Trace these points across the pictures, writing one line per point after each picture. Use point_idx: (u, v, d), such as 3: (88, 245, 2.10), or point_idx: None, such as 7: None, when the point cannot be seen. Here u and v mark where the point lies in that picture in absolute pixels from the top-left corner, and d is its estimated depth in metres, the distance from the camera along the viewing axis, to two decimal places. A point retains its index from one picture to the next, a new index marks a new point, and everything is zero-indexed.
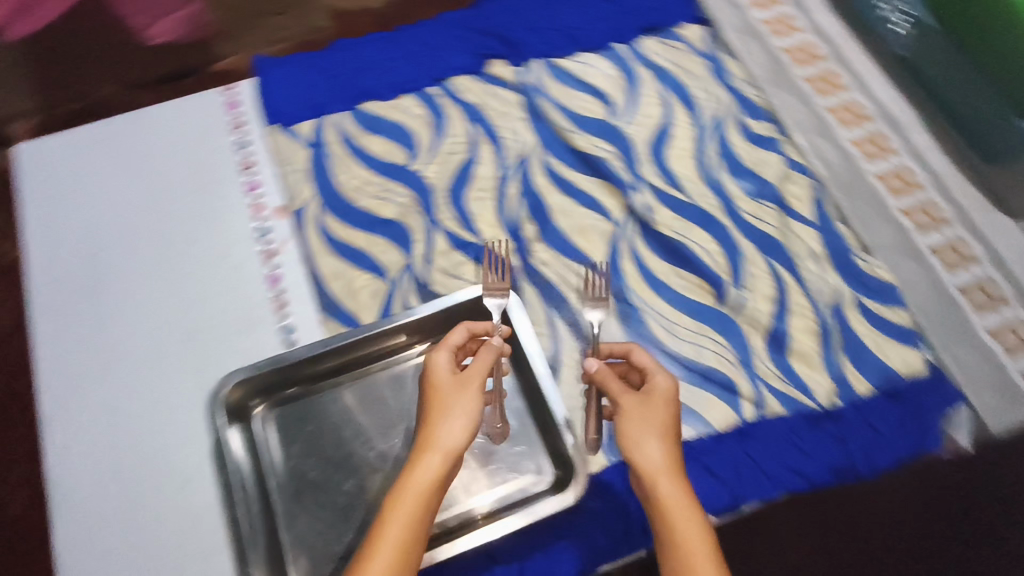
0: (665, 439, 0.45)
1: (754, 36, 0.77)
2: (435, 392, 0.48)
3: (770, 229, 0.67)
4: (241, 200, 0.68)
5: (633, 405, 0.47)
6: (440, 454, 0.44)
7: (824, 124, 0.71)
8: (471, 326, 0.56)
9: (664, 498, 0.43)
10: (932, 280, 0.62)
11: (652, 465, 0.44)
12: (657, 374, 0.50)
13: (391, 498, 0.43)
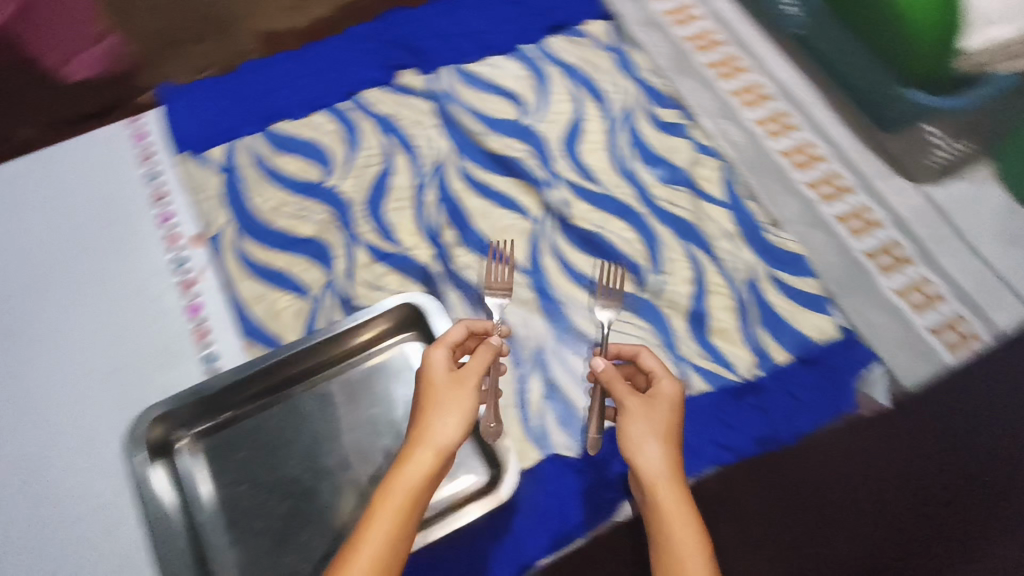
0: (666, 447, 0.49)
1: (655, 28, 0.79)
2: (430, 389, 0.50)
3: (682, 212, 0.68)
4: (154, 232, 0.67)
5: (640, 412, 0.50)
6: (431, 449, 0.47)
7: (726, 109, 0.73)
8: (469, 324, 0.57)
9: (661, 499, 0.47)
10: (840, 249, 0.66)
11: (651, 469, 0.48)
12: (663, 379, 0.53)
13: (385, 491, 0.45)
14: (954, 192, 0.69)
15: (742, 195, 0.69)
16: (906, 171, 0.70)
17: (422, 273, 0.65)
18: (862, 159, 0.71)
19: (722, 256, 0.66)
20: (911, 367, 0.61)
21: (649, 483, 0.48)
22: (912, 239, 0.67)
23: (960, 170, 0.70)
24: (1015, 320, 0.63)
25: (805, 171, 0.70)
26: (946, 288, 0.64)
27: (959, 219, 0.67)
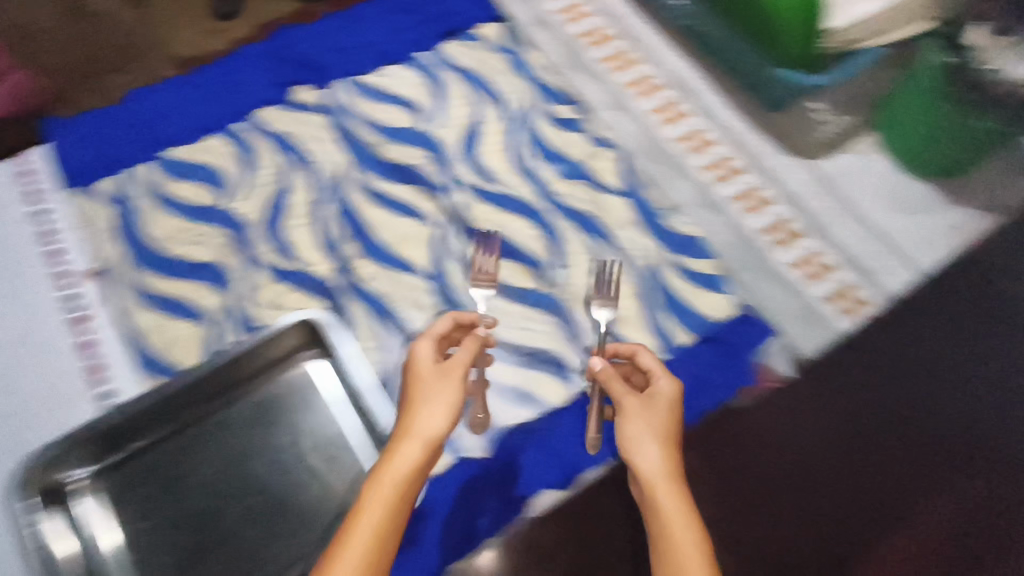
0: (666, 448, 0.49)
1: (547, 27, 0.80)
2: (418, 381, 0.50)
3: (580, 205, 0.69)
4: (43, 271, 0.65)
5: (636, 406, 0.50)
6: (419, 442, 0.46)
7: (617, 103, 0.75)
8: (458, 316, 0.57)
9: (659, 498, 0.45)
10: (733, 228, 0.68)
11: (649, 468, 0.47)
12: (661, 379, 0.53)
13: (371, 484, 0.44)
14: (841, 164, 0.72)
15: (639, 183, 0.70)
16: (796, 149, 0.73)
17: (323, 288, 0.65)
18: (751, 139, 0.73)
19: (621, 245, 0.67)
20: (807, 336, 0.64)
21: (651, 484, 0.46)
22: (802, 212, 0.69)
23: (843, 143, 0.73)
24: (903, 283, 0.65)
25: (697, 156, 0.71)
26: (836, 257, 0.67)
27: (845, 189, 0.70)
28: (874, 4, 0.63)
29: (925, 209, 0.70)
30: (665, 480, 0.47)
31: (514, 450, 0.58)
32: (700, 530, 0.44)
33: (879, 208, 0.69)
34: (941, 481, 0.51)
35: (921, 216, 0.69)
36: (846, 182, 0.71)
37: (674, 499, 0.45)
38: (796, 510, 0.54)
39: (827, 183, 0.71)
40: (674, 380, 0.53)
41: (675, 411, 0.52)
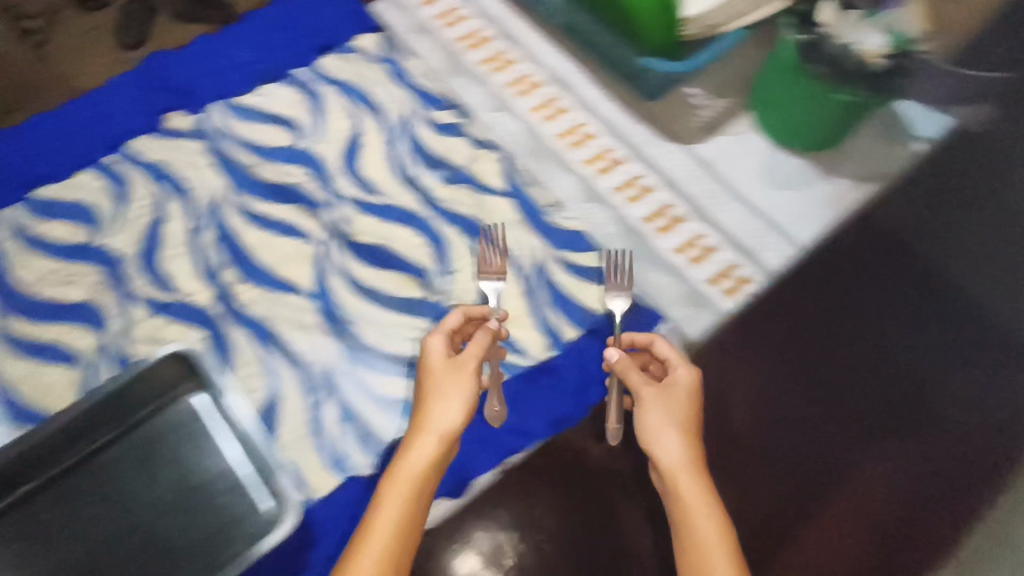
0: (684, 434, 0.52)
1: (425, 33, 0.80)
2: (432, 379, 0.53)
3: (463, 210, 0.68)
4: None
5: (653, 398, 0.54)
6: (433, 436, 0.51)
7: (500, 105, 0.75)
8: (468, 310, 0.59)
9: (682, 489, 0.50)
10: (618, 219, 0.68)
11: (670, 460, 0.51)
12: (679, 367, 0.56)
13: (392, 479, 0.49)
14: (717, 145, 0.73)
15: (522, 182, 0.70)
16: (677, 135, 0.74)
17: (202, 317, 0.63)
18: (632, 129, 0.74)
19: (508, 244, 0.66)
20: (692, 319, 0.65)
21: (666, 466, 0.51)
22: (684, 196, 0.70)
23: (721, 125, 0.74)
24: (782, 259, 0.67)
25: (579, 151, 0.72)
26: (718, 237, 0.68)
27: (723, 169, 0.71)
28: None
29: (802, 182, 0.71)
30: (682, 463, 0.51)
31: None
32: (712, 507, 0.49)
33: (757, 187, 0.71)
34: (889, 450, 0.62)
35: (798, 190, 0.71)
36: (724, 163, 0.72)
37: (690, 484, 0.50)
38: (774, 486, 0.61)
39: (707, 165, 0.72)
40: (691, 369, 0.55)
41: (691, 395, 0.55)
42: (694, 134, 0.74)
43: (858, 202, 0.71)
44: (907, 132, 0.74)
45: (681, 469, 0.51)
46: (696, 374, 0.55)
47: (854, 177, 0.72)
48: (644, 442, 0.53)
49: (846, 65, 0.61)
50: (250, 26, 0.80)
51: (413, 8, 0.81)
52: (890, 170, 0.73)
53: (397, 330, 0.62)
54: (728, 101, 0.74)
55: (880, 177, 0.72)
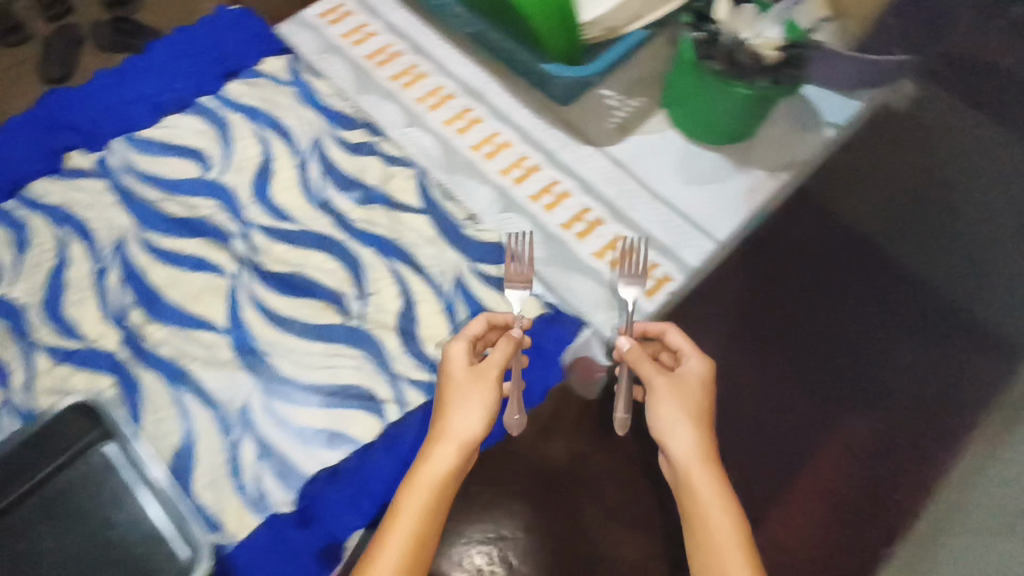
0: (697, 425, 0.50)
1: (333, 53, 0.79)
2: (455, 387, 0.51)
3: (377, 232, 0.67)
4: None
5: (665, 387, 0.52)
6: (453, 445, 0.48)
7: (412, 121, 0.74)
8: (491, 318, 0.57)
9: (697, 485, 0.47)
10: (537, 228, 0.68)
11: (684, 453, 0.49)
12: (691, 358, 0.54)
13: (406, 491, 0.46)
14: (631, 146, 0.73)
15: (437, 197, 0.69)
16: (590, 138, 0.73)
17: (110, 363, 0.61)
18: (547, 136, 0.73)
19: (424, 262, 0.66)
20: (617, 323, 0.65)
21: (679, 460, 0.49)
22: (601, 199, 0.70)
23: (636, 125, 0.75)
24: (701, 255, 0.68)
25: (495, 160, 0.71)
26: (637, 237, 0.68)
27: (639, 170, 0.71)
28: None
29: (718, 176, 0.72)
30: (694, 456, 0.49)
31: (321, 494, 0.56)
32: (723, 501, 0.47)
33: (673, 185, 0.71)
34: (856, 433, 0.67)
35: (715, 184, 0.71)
36: (639, 164, 0.72)
37: (703, 477, 0.47)
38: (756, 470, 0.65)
39: (622, 166, 0.72)
40: (704, 360, 0.54)
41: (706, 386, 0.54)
42: (607, 137, 0.74)
43: (773, 191, 0.72)
44: (817, 117, 0.76)
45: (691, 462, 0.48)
46: (711, 363, 0.54)
47: (769, 167, 0.73)
48: (657, 434, 0.51)
49: (740, 56, 0.62)
50: (150, 59, 0.78)
51: (320, 29, 0.80)
52: (802, 158, 0.74)
53: (314, 359, 0.61)
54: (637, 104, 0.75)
55: (793, 166, 0.73)
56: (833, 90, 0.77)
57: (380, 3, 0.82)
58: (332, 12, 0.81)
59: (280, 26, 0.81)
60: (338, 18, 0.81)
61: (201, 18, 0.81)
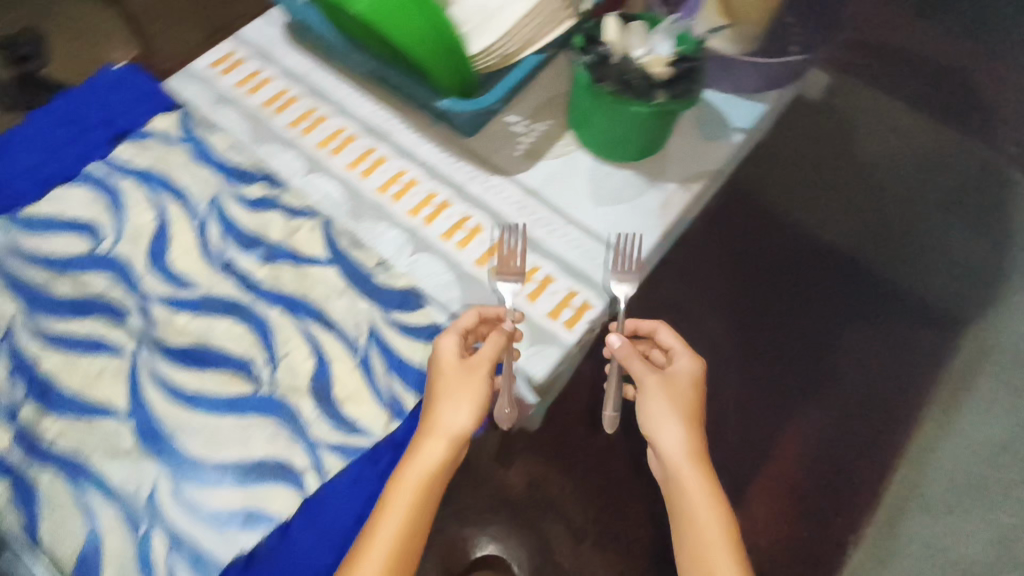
0: (687, 426, 0.65)
1: (225, 102, 0.75)
2: (445, 382, 0.57)
3: (285, 289, 0.64)
4: None
5: (655, 386, 0.66)
6: (444, 438, 0.56)
7: (315, 167, 0.71)
8: (482, 310, 0.61)
9: (685, 477, 0.63)
10: (451, 267, 0.66)
11: (673, 447, 0.64)
12: (681, 360, 0.68)
13: (402, 478, 0.55)
14: (542, 172, 0.72)
15: (345, 245, 0.67)
16: (499, 168, 0.72)
17: (1, 468, 0.56)
18: (456, 169, 0.71)
19: (337, 317, 0.63)
20: (539, 357, 0.61)
21: (672, 453, 0.64)
22: (515, 230, 0.68)
23: (544, 149, 0.73)
24: (621, 279, 0.66)
25: (404, 200, 0.69)
26: (554, 265, 0.66)
27: (552, 195, 0.70)
28: (511, 17, 0.65)
29: (632, 193, 0.71)
30: (683, 451, 0.64)
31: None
32: (708, 488, 0.63)
33: (588, 207, 0.70)
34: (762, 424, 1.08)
35: (629, 202, 0.70)
36: (552, 190, 0.70)
37: (691, 470, 0.63)
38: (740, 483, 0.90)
39: (534, 193, 0.70)
40: (693, 363, 0.67)
41: (689, 388, 0.66)
42: (516, 165, 0.72)
43: (688, 203, 0.71)
44: (723, 120, 0.76)
45: (681, 455, 0.64)
46: (698, 364, 0.67)
47: (680, 179, 0.72)
48: (651, 432, 0.65)
49: (629, 78, 0.62)
50: (30, 128, 0.73)
51: (208, 79, 0.77)
52: (713, 166, 0.73)
53: (226, 435, 0.58)
54: (545, 126, 0.74)
55: (704, 175, 0.73)
56: (740, 95, 0.78)
57: (273, 46, 0.79)
58: (223, 61, 0.78)
59: (168, 80, 0.77)
60: (229, 66, 0.77)
61: (86, 80, 0.77)
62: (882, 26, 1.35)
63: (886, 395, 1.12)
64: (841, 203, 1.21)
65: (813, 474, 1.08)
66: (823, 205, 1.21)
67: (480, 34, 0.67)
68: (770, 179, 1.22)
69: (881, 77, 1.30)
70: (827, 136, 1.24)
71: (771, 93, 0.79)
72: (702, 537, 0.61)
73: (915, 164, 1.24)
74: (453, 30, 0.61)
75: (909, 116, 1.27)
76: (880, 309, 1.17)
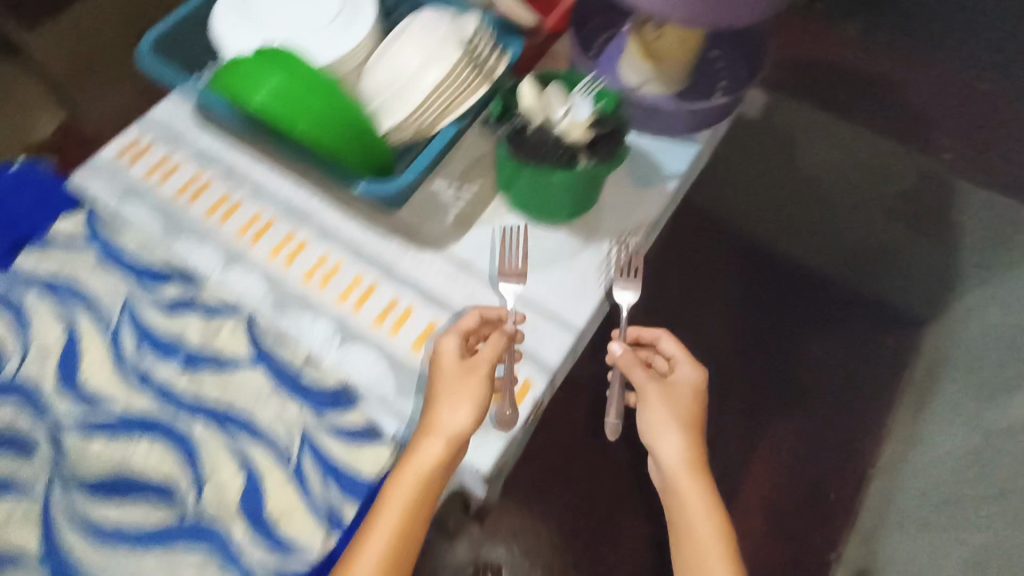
0: (688, 436, 0.63)
1: (131, 195, 0.70)
2: (445, 381, 0.58)
3: (208, 399, 0.60)
4: None
5: (656, 393, 0.64)
6: (442, 437, 0.55)
7: (234, 260, 0.67)
8: (483, 313, 0.63)
9: (683, 488, 0.61)
10: (385, 357, 0.63)
11: (672, 457, 0.62)
12: (683, 369, 0.66)
13: (398, 477, 0.54)
14: (473, 242, 0.68)
15: (269, 343, 0.63)
16: (428, 241, 0.68)
17: None
18: (384, 247, 0.68)
19: (266, 424, 0.59)
20: (482, 449, 0.59)
21: (671, 463, 0.62)
22: (449, 309, 0.65)
23: (474, 216, 0.70)
24: (562, 352, 0.63)
25: (330, 287, 0.66)
26: None
27: (485, 268, 0.67)
28: (420, 93, 0.63)
29: (568, 255, 0.68)
30: (683, 463, 0.62)
31: None
32: (708, 503, 0.61)
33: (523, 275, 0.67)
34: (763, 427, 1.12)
35: (566, 266, 0.68)
36: (484, 262, 0.68)
37: (689, 481, 0.61)
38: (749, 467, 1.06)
39: (467, 267, 0.67)
40: (695, 371, 0.66)
41: (690, 398, 0.65)
42: (446, 236, 0.69)
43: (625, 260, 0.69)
44: (655, 166, 0.74)
45: (680, 468, 0.61)
46: (701, 374, 0.66)
47: (616, 235, 0.70)
48: (651, 440, 0.63)
49: (546, 146, 0.60)
50: None
51: (111, 172, 0.72)
52: (648, 217, 0.71)
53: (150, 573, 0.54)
54: (473, 190, 0.71)
55: (641, 227, 0.70)
56: (672, 137, 0.76)
57: (180, 126, 0.74)
58: (128, 148, 0.73)
59: (72, 175, 0.72)
60: (132, 154, 0.72)
61: None
62: (812, 40, 1.37)
63: (849, 409, 1.13)
64: (786, 222, 1.23)
65: (783, 496, 1.09)
66: (765, 223, 1.23)
67: (390, 110, 0.65)
68: (719, 201, 1.25)
69: (819, 91, 1.30)
70: (769, 157, 1.25)
71: (702, 133, 0.76)
72: (701, 552, 0.59)
73: (858, 174, 1.24)
74: (354, 118, 0.59)
75: (850, 128, 1.27)
76: (834, 321, 1.18)
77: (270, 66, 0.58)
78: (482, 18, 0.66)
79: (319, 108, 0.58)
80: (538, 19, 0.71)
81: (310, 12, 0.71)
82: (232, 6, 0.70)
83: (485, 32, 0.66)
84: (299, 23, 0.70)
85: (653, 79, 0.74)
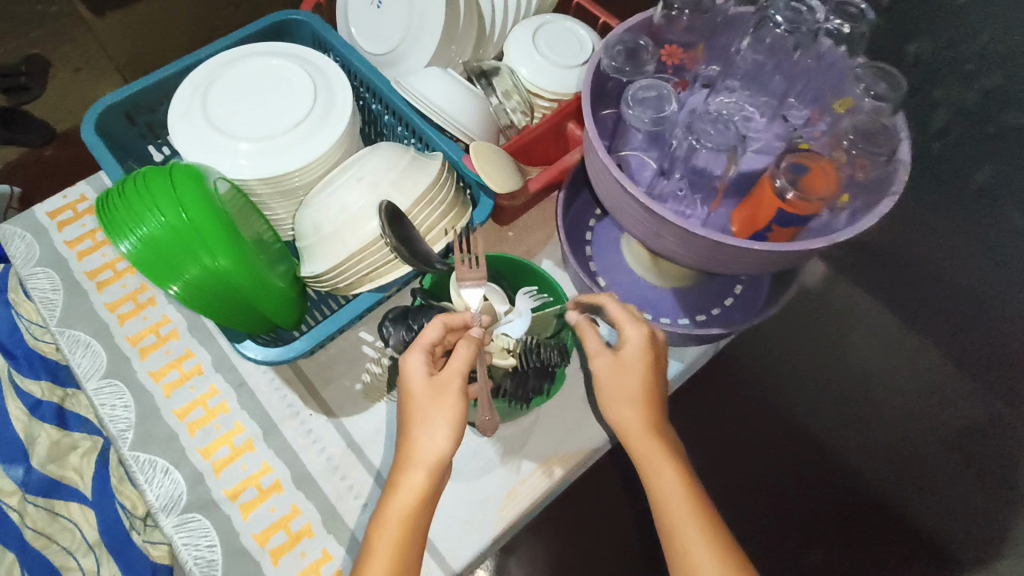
0: (645, 403, 0.50)
1: (44, 260, 0.64)
2: (415, 405, 0.48)
3: (25, 532, 0.56)
4: None
5: (603, 368, 0.51)
6: (422, 469, 0.47)
7: (117, 369, 0.60)
8: (447, 320, 0.51)
9: (644, 458, 0.49)
10: (224, 537, 0.54)
11: (628, 429, 0.50)
12: (627, 329, 0.52)
13: (378, 522, 0.46)
14: (373, 423, 0.59)
15: (112, 480, 0.58)
16: (326, 406, 0.59)
17: None
18: (275, 400, 0.59)
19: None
20: None
21: (626, 434, 0.50)
22: (316, 499, 0.56)
23: (385, 389, 0.60)
24: None
25: (202, 433, 0.58)
26: (347, 557, 0.54)
27: (376, 458, 0.57)
28: (341, 251, 0.53)
29: (473, 470, 0.57)
30: (640, 431, 0.50)
31: None
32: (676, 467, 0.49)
33: None
34: None
35: (466, 482, 0.57)
36: (377, 452, 0.58)
37: (649, 450, 0.49)
38: None
39: (356, 450, 0.58)
40: (637, 329, 0.51)
41: (637, 367, 0.51)
42: (345, 405, 0.59)
43: (542, 494, 0.56)
44: None
45: (638, 437, 0.50)
46: (643, 333, 0.51)
47: (539, 459, 0.58)
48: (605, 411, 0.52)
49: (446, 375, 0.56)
50: None
51: (36, 230, 0.65)
52: (587, 445, 0.58)
53: None
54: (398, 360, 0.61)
55: (573, 456, 0.58)
56: None
57: None
58: (65, 210, 0.66)
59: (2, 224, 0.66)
60: (67, 217, 0.66)
61: None
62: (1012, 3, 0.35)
63: None
64: (796, 416, 0.94)
65: None
66: (769, 409, 0.95)
67: (307, 258, 0.55)
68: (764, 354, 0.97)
69: (890, 259, 0.85)
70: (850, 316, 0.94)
71: (691, 348, 0.63)
72: (674, 524, 0.47)
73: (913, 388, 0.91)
74: (241, 283, 0.50)
75: None
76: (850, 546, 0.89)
77: (165, 203, 0.47)
78: (440, 177, 0.55)
79: (195, 273, 0.48)
80: (522, 179, 0.60)
81: (273, 106, 0.62)
82: (197, 82, 0.62)
83: (435, 198, 0.55)
84: (257, 117, 0.61)
85: (649, 275, 0.63)
